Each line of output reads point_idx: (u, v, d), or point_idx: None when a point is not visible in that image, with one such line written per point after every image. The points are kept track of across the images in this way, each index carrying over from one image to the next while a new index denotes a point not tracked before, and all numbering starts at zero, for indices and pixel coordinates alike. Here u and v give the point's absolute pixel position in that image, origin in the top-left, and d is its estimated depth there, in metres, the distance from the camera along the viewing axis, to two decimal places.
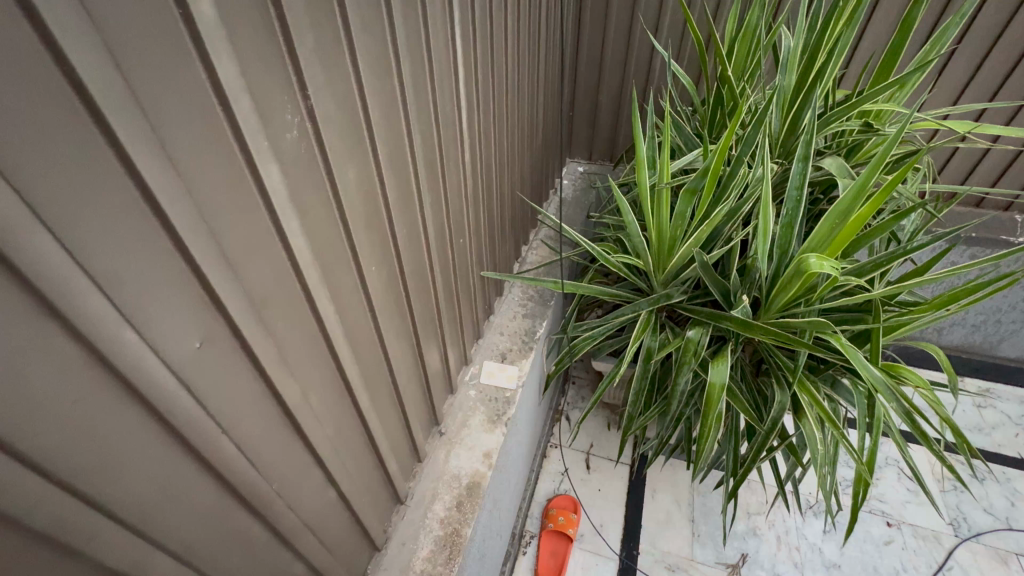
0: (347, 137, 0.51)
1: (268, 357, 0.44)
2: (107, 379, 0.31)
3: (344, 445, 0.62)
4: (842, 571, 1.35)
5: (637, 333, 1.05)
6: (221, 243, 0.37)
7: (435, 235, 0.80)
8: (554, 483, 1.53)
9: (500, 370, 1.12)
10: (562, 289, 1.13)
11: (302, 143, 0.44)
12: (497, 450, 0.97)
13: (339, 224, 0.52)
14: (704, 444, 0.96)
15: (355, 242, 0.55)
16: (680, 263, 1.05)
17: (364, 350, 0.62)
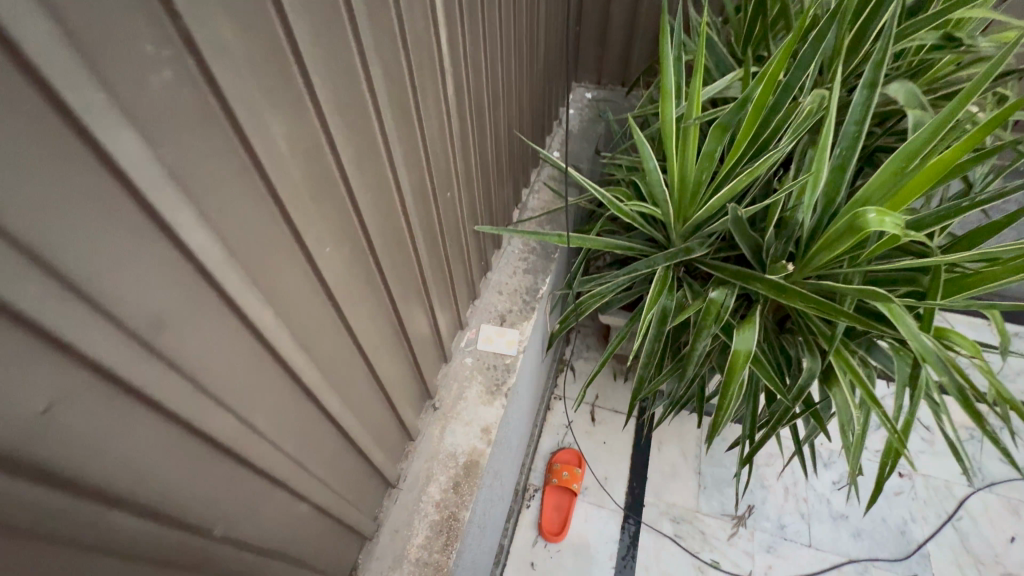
0: (267, 83, 0.36)
1: (173, 391, 0.34)
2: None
3: (311, 450, 0.54)
4: (849, 522, 1.33)
5: (653, 294, 0.94)
6: (65, 263, 0.26)
7: (413, 195, 0.66)
8: (558, 436, 1.49)
9: (499, 335, 1.02)
10: (567, 243, 0.99)
11: (191, 97, 0.30)
12: (497, 425, 0.90)
13: (267, 205, 0.39)
14: (723, 415, 0.88)
15: (296, 224, 0.42)
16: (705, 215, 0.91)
17: (328, 346, 0.52)
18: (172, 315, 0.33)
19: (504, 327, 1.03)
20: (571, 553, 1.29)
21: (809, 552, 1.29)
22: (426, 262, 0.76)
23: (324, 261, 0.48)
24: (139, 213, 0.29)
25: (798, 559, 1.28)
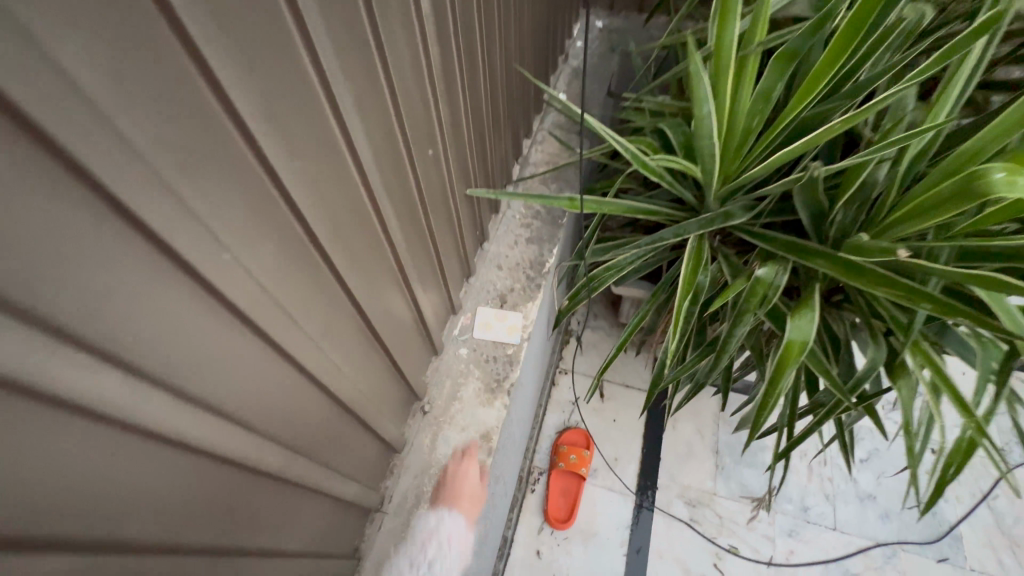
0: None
1: None
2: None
3: (216, 485, 0.42)
4: (877, 504, 1.24)
5: (687, 271, 0.76)
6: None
7: (365, 147, 0.49)
8: (564, 415, 1.37)
9: (499, 320, 0.86)
10: (580, 208, 0.81)
11: None
12: (498, 429, 0.77)
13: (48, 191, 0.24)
14: (765, 415, 0.74)
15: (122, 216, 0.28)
16: (755, 172, 0.74)
17: (226, 355, 0.38)
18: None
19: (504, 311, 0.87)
20: (580, 541, 1.21)
21: (833, 535, 1.21)
22: (395, 235, 0.60)
23: (206, 244, 0.33)
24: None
25: (821, 543, 1.20)
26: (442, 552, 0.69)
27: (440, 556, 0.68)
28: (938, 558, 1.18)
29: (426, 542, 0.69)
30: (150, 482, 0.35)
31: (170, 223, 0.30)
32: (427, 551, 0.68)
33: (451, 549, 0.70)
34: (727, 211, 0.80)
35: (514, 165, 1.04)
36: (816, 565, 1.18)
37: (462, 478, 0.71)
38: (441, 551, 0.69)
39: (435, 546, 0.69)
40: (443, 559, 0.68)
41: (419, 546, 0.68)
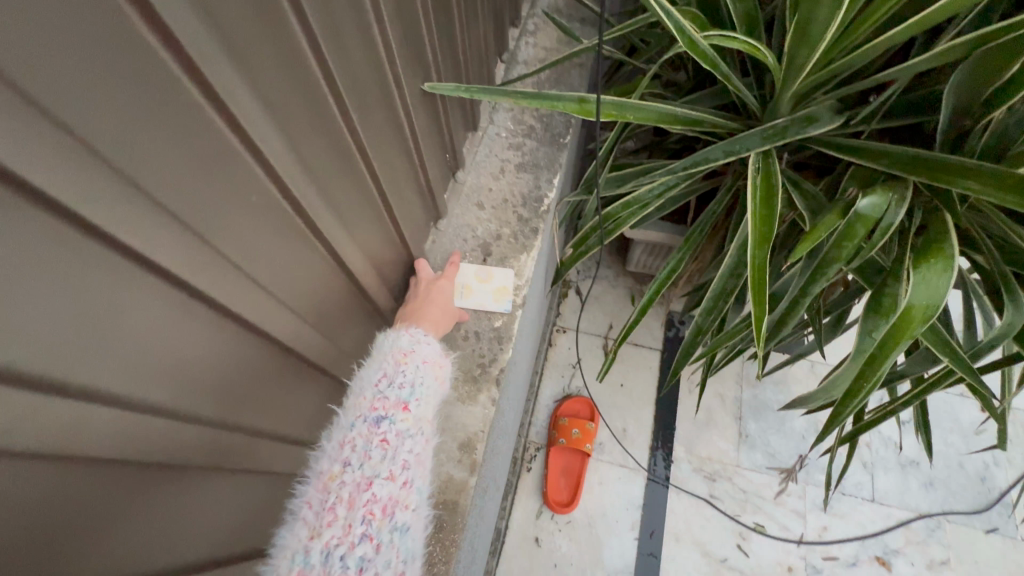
0: None
1: None
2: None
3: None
4: (921, 471, 1.09)
5: (756, 203, 0.51)
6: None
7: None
8: (563, 381, 1.17)
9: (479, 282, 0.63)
10: (595, 116, 0.55)
11: None
12: (486, 434, 0.56)
13: None
14: (854, 405, 0.53)
15: None
16: (865, 54, 0.49)
17: None
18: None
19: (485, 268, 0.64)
20: (584, 524, 1.05)
21: (871, 508, 1.06)
22: (276, 151, 0.35)
23: None
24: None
25: (858, 517, 1.05)
26: (421, 372, 0.52)
27: (420, 376, 0.51)
28: (986, 529, 1.04)
29: (399, 358, 0.51)
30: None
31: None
32: (402, 367, 0.51)
33: (431, 370, 0.52)
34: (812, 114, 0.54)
35: (496, 63, 0.76)
36: (851, 541, 1.04)
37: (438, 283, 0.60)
38: (420, 371, 0.52)
39: (412, 364, 0.51)
40: (423, 379, 0.51)
41: (390, 363, 0.51)
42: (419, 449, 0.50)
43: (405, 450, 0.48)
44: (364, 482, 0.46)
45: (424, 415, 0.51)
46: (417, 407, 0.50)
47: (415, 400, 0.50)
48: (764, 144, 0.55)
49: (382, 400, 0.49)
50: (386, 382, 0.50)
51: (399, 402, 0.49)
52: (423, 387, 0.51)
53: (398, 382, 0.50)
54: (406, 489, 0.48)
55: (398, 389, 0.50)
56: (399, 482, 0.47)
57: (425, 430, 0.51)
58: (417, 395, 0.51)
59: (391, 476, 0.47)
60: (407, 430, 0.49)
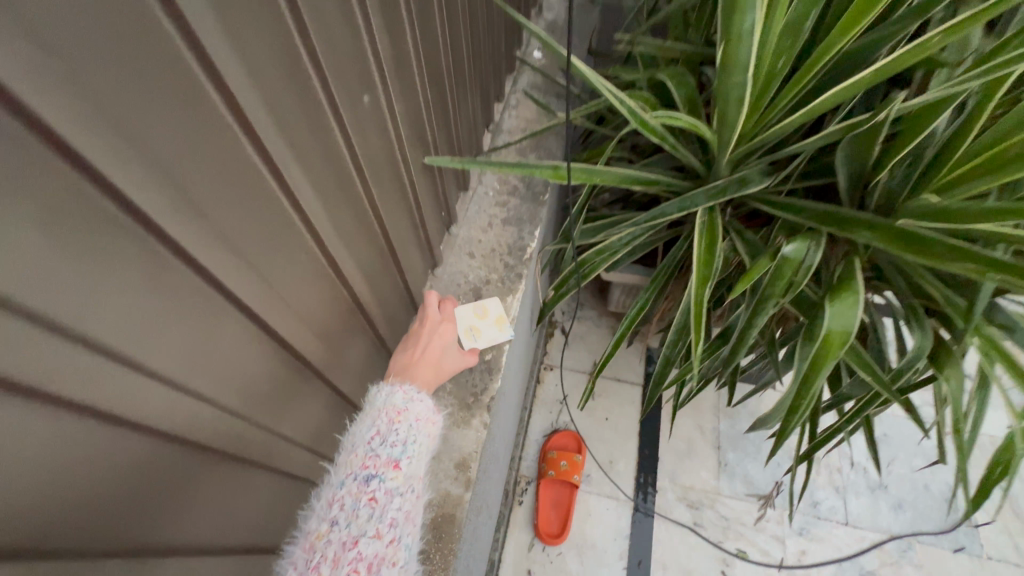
0: None
1: None
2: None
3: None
4: (889, 493, 1.16)
5: (700, 251, 0.63)
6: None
7: (253, 89, 0.33)
8: (551, 416, 1.24)
9: (481, 319, 0.70)
10: (568, 179, 0.66)
11: None
12: (479, 454, 0.63)
13: None
14: (798, 419, 0.62)
15: None
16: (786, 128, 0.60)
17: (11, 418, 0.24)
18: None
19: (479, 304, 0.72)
20: (575, 556, 1.09)
21: (846, 531, 1.12)
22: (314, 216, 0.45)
23: None
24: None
25: (835, 541, 1.11)
26: (413, 431, 0.54)
27: (412, 434, 0.54)
28: (954, 548, 1.10)
29: (393, 417, 0.54)
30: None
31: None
32: (395, 426, 0.53)
33: (423, 428, 0.55)
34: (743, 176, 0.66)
35: (484, 134, 0.88)
36: (830, 565, 1.09)
37: (433, 342, 0.64)
38: (412, 429, 0.54)
39: (404, 422, 0.54)
40: (415, 437, 0.54)
41: (384, 421, 0.53)
42: (406, 507, 0.52)
43: (392, 508, 0.50)
44: (350, 540, 0.47)
45: (412, 472, 0.53)
46: (407, 466, 0.52)
47: (406, 458, 0.53)
48: (710, 202, 0.67)
49: (374, 457, 0.51)
50: (379, 440, 0.52)
51: (390, 460, 0.52)
52: (414, 446, 0.54)
53: (390, 440, 0.52)
54: (392, 545, 0.49)
55: (391, 447, 0.52)
56: (385, 539, 0.49)
57: (413, 488, 0.53)
58: (408, 453, 0.53)
59: (378, 533, 0.49)
60: (396, 487, 0.51)
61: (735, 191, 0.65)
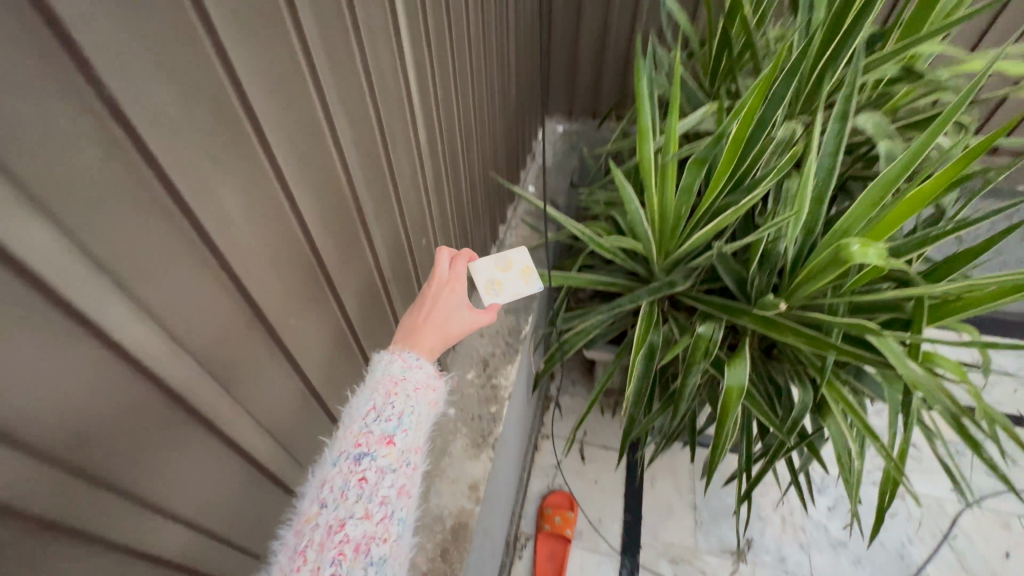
0: (191, 134, 0.36)
1: (58, 441, 0.33)
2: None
3: (219, 499, 0.51)
4: (849, 550, 1.30)
5: (641, 332, 0.91)
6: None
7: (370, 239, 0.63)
8: (547, 479, 1.43)
9: (505, 273, 0.80)
10: (549, 281, 0.95)
11: (90, 141, 0.30)
12: (485, 480, 0.84)
13: (195, 258, 0.39)
14: (720, 453, 0.85)
15: (232, 273, 0.43)
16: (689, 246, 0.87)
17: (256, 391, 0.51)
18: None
19: (503, 260, 0.80)
20: None
21: None
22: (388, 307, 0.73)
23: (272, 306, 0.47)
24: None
25: None
26: (411, 400, 0.52)
27: (409, 405, 0.52)
28: None
29: (389, 389, 0.52)
30: (163, 490, 0.43)
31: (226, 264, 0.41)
32: (391, 398, 0.51)
33: (422, 397, 0.53)
34: (671, 280, 0.93)
35: (492, 247, 1.20)
36: None
37: (439, 304, 0.65)
38: (410, 400, 0.52)
39: (401, 394, 0.52)
40: (413, 408, 0.52)
41: (381, 394, 0.51)
42: (400, 483, 0.49)
43: (384, 485, 0.48)
44: (337, 524, 0.45)
45: (409, 447, 0.51)
46: (402, 440, 0.50)
47: (401, 433, 0.50)
48: (649, 297, 0.93)
49: (367, 434, 0.49)
50: (373, 415, 0.50)
51: (384, 436, 0.49)
52: (410, 419, 0.51)
53: (385, 414, 0.50)
54: (383, 524, 0.47)
55: (385, 422, 0.50)
56: (375, 519, 0.47)
57: (409, 462, 0.51)
58: (403, 427, 0.50)
59: (367, 513, 0.46)
60: (389, 464, 0.49)
61: (667, 291, 0.91)
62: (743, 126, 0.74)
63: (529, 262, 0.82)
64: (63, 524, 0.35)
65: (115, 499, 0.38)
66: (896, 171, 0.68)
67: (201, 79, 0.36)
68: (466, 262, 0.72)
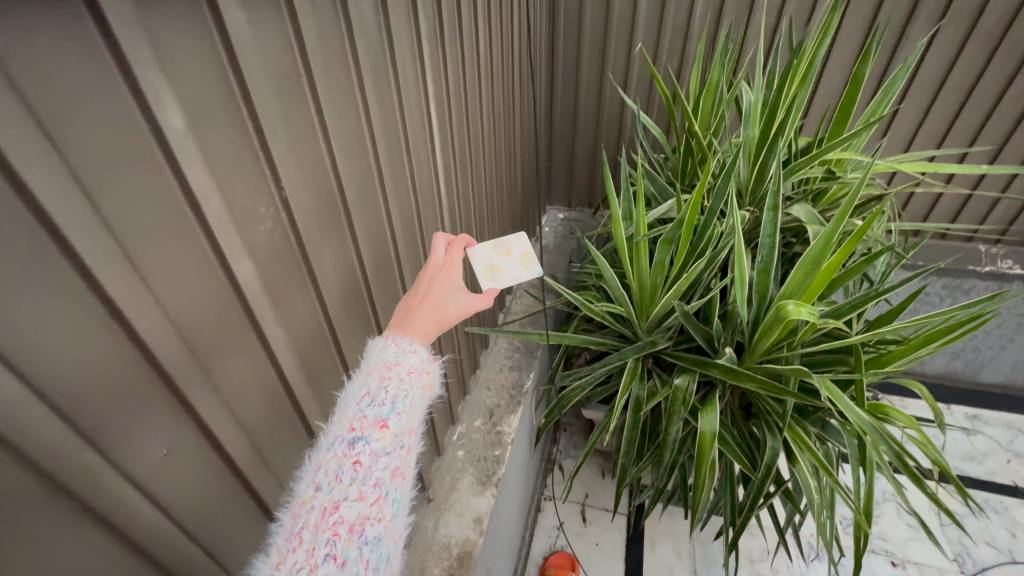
0: (323, 219, 0.50)
1: (246, 446, 0.43)
2: (6, 464, 0.26)
3: None
4: None
5: (625, 383, 1.04)
6: (161, 299, 0.33)
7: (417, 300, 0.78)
8: (549, 539, 1.47)
9: (504, 258, 0.76)
10: (547, 340, 1.10)
11: (276, 224, 0.44)
12: (489, 514, 0.93)
13: (320, 312, 0.52)
14: (700, 495, 0.94)
15: (337, 327, 0.55)
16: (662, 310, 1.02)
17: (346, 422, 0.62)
18: (221, 358, 0.39)
19: (501, 244, 0.77)
20: None
21: None
22: None
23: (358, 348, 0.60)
24: (213, 258, 0.37)
25: None
26: (407, 384, 0.48)
27: (405, 389, 0.47)
28: None
29: (384, 371, 0.47)
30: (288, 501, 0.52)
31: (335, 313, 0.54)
32: (385, 382, 0.46)
33: (418, 381, 0.48)
34: (653, 339, 1.06)
35: (500, 313, 1.37)
36: None
37: (434, 289, 0.57)
38: (405, 383, 0.47)
39: (396, 377, 0.47)
40: (408, 392, 0.47)
41: (375, 376, 0.47)
42: (396, 466, 0.46)
43: (379, 469, 0.45)
44: (331, 506, 0.43)
45: (405, 430, 0.47)
46: (397, 423, 0.46)
47: (396, 417, 0.46)
48: (636, 354, 1.05)
49: (361, 418, 0.45)
50: (368, 399, 0.46)
51: (378, 421, 0.45)
52: (406, 402, 0.47)
53: (379, 398, 0.46)
54: (378, 505, 0.44)
55: (379, 406, 0.46)
56: (370, 500, 0.44)
57: (405, 445, 0.47)
58: (399, 410, 0.46)
59: (362, 495, 0.44)
60: (384, 448, 0.45)
61: (649, 348, 1.04)
62: (691, 218, 0.92)
63: (529, 249, 0.79)
64: (241, 514, 0.44)
65: (275, 499, 0.48)
66: (817, 249, 0.84)
67: (333, 183, 0.51)
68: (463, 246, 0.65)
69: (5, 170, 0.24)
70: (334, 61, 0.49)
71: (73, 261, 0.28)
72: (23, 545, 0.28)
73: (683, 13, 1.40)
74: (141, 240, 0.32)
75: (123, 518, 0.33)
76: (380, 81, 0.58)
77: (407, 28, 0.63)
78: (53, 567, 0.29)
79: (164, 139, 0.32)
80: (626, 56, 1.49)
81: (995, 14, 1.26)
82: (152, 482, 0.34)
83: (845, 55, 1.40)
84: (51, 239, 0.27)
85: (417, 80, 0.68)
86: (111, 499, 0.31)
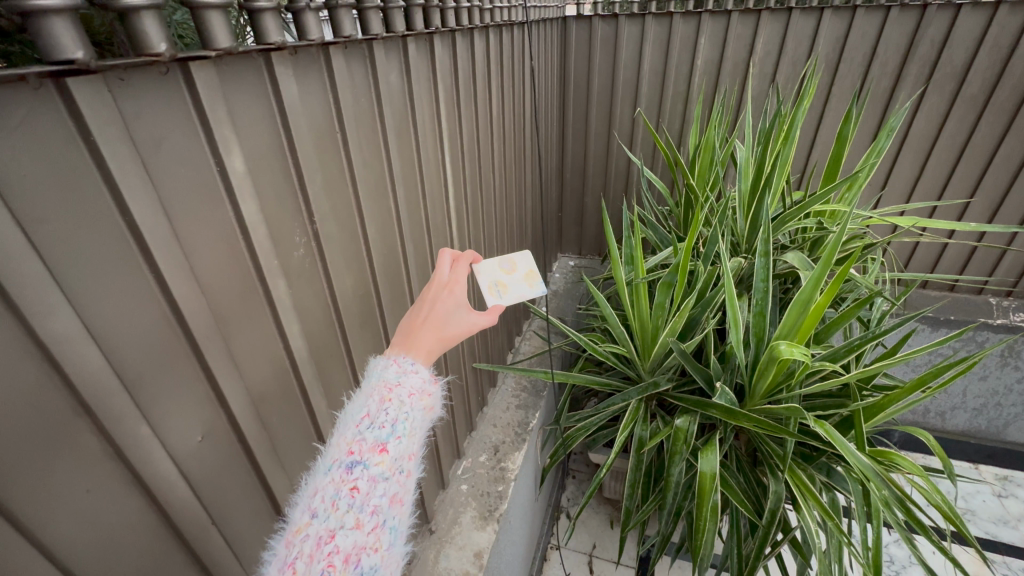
0: (346, 250, 0.58)
1: (262, 443, 0.48)
2: (80, 425, 0.32)
3: None
4: None
5: (626, 422, 1.05)
6: (210, 303, 0.40)
7: None
8: None
9: (510, 275, 0.81)
10: (552, 378, 1.12)
11: (304, 249, 0.51)
12: (489, 550, 0.94)
13: (336, 328, 0.59)
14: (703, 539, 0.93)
15: (351, 342, 0.62)
16: (661, 351, 1.06)
17: None
18: (253, 359, 0.46)
19: (507, 262, 0.82)
20: None
21: None
22: None
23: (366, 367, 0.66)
24: (254, 276, 0.45)
25: None
26: (406, 408, 0.51)
27: (404, 412, 0.50)
28: None
29: (384, 395, 0.51)
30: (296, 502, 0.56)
31: (349, 335, 0.61)
32: (386, 405, 0.50)
33: (418, 404, 0.52)
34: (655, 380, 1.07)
35: (508, 353, 1.43)
36: None
37: (439, 305, 0.63)
38: (405, 406, 0.51)
39: (395, 401, 0.51)
40: (408, 415, 0.50)
41: (375, 400, 0.50)
42: (394, 491, 0.48)
43: (377, 495, 0.46)
44: (327, 535, 0.44)
45: (404, 454, 0.49)
46: (396, 448, 0.49)
47: (395, 440, 0.49)
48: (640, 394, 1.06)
49: (360, 442, 0.48)
50: (368, 422, 0.49)
51: (377, 443, 0.48)
52: (405, 427, 0.50)
53: (379, 421, 0.49)
54: (375, 534, 0.45)
55: (378, 429, 0.49)
56: (367, 529, 0.45)
57: (404, 470, 0.49)
58: (398, 434, 0.49)
59: (359, 523, 0.45)
60: (382, 473, 0.47)
61: (652, 389, 1.05)
62: (687, 263, 0.96)
63: (533, 267, 0.84)
64: (255, 506, 0.49)
65: (282, 498, 0.52)
66: (807, 292, 0.87)
67: (354, 220, 0.59)
68: (467, 264, 0.71)
69: (115, 194, 0.32)
70: (364, 119, 0.59)
71: (151, 266, 0.35)
72: (83, 499, 0.33)
73: (682, 82, 1.54)
74: (203, 254, 0.39)
75: (162, 489, 0.38)
76: (403, 137, 0.69)
77: (429, 96, 0.75)
78: (102, 524, 0.35)
79: (227, 179, 0.40)
80: (631, 119, 1.63)
81: (977, 80, 1.36)
82: (187, 463, 0.40)
83: (835, 118, 1.50)
84: (138, 249, 0.34)
85: (436, 136, 0.78)
86: (153, 471, 0.37)
